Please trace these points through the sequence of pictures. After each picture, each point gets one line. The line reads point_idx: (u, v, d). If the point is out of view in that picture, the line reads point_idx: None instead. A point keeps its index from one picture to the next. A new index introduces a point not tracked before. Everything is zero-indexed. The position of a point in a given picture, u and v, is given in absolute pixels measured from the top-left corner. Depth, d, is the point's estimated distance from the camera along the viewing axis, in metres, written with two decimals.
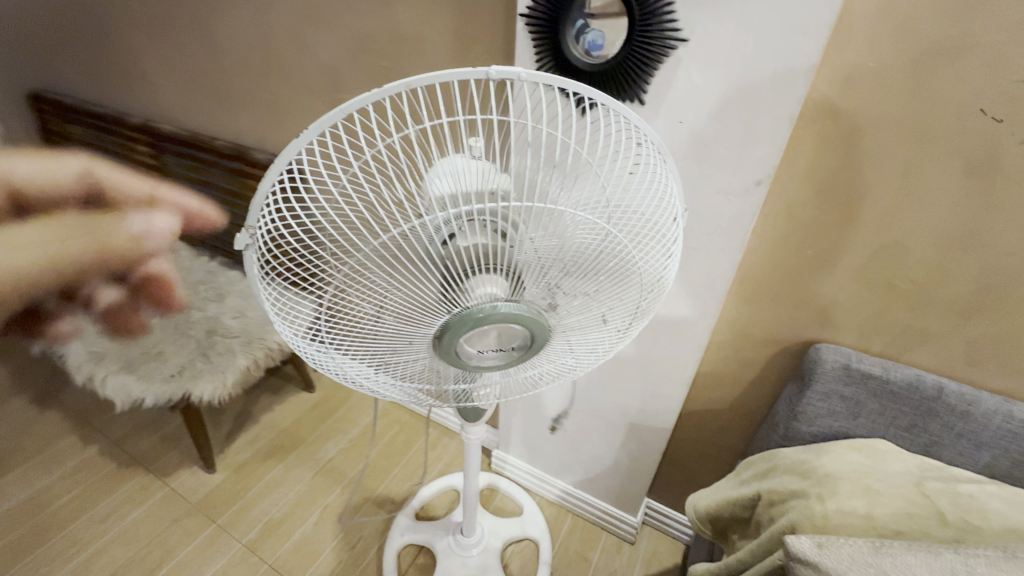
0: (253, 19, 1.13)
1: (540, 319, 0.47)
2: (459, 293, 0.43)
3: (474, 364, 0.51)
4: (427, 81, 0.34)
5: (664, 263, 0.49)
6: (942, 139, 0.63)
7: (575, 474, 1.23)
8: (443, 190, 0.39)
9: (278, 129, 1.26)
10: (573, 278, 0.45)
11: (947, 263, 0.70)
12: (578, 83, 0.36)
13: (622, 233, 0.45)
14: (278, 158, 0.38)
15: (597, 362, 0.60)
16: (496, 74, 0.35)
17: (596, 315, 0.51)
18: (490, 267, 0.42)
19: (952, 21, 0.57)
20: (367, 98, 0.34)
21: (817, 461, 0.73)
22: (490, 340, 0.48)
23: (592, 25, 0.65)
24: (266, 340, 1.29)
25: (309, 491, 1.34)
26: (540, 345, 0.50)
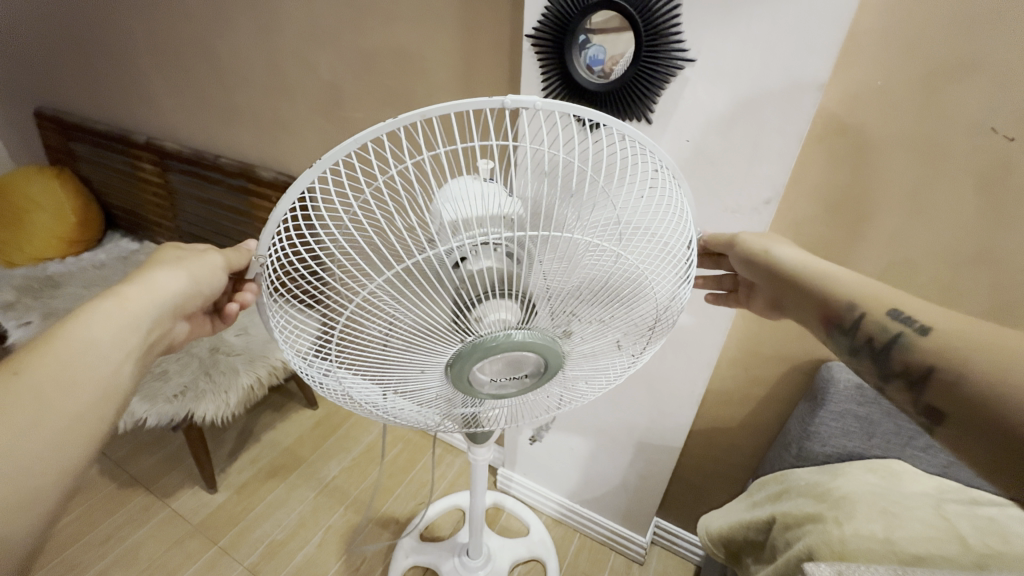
0: (256, 39, 1.14)
1: (553, 346, 0.46)
2: (471, 320, 0.42)
3: (485, 392, 0.51)
4: (442, 111, 0.34)
5: (678, 288, 0.48)
6: (952, 156, 0.63)
7: (581, 493, 1.21)
8: (456, 215, 0.39)
9: (282, 146, 1.26)
10: (587, 305, 0.45)
11: (960, 280, 0.69)
12: (594, 111, 0.36)
13: (636, 260, 0.44)
14: (291, 187, 0.37)
15: (608, 386, 0.60)
16: (511, 103, 0.35)
17: (609, 340, 0.51)
18: (503, 294, 0.41)
19: (959, 38, 0.57)
20: (382, 128, 0.34)
21: (831, 484, 0.71)
22: (502, 368, 0.47)
23: (593, 40, 0.66)
24: (269, 358, 1.28)
25: (311, 511, 1.32)
26: (553, 372, 0.50)
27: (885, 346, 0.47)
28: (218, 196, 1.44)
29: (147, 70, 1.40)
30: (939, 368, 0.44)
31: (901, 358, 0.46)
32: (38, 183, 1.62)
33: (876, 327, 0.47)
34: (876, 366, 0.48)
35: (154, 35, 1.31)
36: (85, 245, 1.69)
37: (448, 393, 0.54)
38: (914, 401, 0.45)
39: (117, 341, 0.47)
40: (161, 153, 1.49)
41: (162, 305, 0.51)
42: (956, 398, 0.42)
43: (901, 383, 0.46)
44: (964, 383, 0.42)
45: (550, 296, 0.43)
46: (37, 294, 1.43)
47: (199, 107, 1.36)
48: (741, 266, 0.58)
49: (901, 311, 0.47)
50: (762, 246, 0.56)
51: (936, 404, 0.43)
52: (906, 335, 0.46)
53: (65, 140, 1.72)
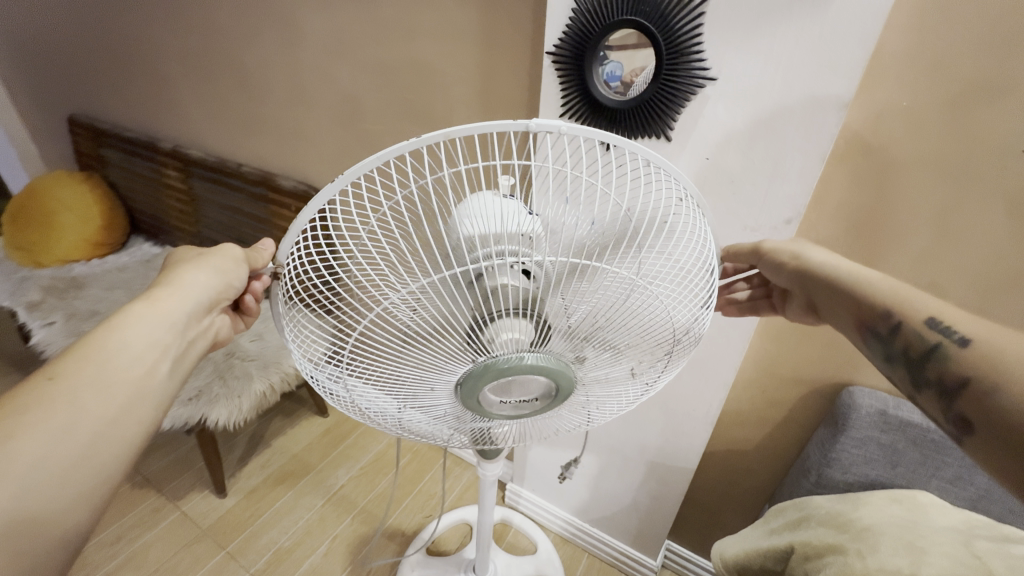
0: (281, 52, 1.17)
1: (565, 370, 0.45)
2: (482, 341, 0.42)
3: (496, 412, 0.50)
4: (467, 132, 0.34)
5: (695, 314, 0.47)
6: (984, 179, 0.61)
7: (590, 512, 1.19)
8: (473, 230, 0.40)
9: (303, 156, 1.29)
10: (603, 331, 0.44)
11: (990, 306, 0.67)
12: (619, 138, 0.35)
13: (655, 287, 0.44)
14: (312, 200, 0.38)
15: (621, 409, 0.59)
16: (536, 126, 0.34)
17: (623, 366, 0.50)
18: (515, 313, 0.41)
19: (991, 60, 0.56)
20: (405, 145, 0.34)
21: (853, 513, 0.69)
22: (514, 389, 0.47)
23: (611, 56, 0.66)
24: (283, 365, 1.29)
25: (319, 520, 1.31)
26: (565, 396, 0.49)
27: (923, 355, 0.43)
28: (239, 203, 1.47)
29: (176, 80, 1.44)
30: (977, 379, 0.39)
31: (937, 369, 0.42)
32: (67, 188, 1.67)
33: (914, 335, 0.44)
34: (908, 373, 0.45)
35: (182, 46, 1.35)
36: (109, 247, 1.74)
37: (457, 411, 0.54)
38: (945, 411, 0.41)
39: (154, 337, 0.48)
40: (186, 161, 1.52)
41: (196, 304, 0.52)
42: (996, 412, 0.38)
43: (934, 393, 0.42)
44: (1006, 397, 0.37)
45: (565, 318, 0.42)
46: (61, 295, 1.46)
47: (223, 117, 1.40)
48: (770, 273, 0.58)
49: (939, 320, 0.43)
50: (794, 251, 0.56)
51: (969, 415, 0.39)
52: (944, 346, 0.42)
53: (94, 145, 1.78)
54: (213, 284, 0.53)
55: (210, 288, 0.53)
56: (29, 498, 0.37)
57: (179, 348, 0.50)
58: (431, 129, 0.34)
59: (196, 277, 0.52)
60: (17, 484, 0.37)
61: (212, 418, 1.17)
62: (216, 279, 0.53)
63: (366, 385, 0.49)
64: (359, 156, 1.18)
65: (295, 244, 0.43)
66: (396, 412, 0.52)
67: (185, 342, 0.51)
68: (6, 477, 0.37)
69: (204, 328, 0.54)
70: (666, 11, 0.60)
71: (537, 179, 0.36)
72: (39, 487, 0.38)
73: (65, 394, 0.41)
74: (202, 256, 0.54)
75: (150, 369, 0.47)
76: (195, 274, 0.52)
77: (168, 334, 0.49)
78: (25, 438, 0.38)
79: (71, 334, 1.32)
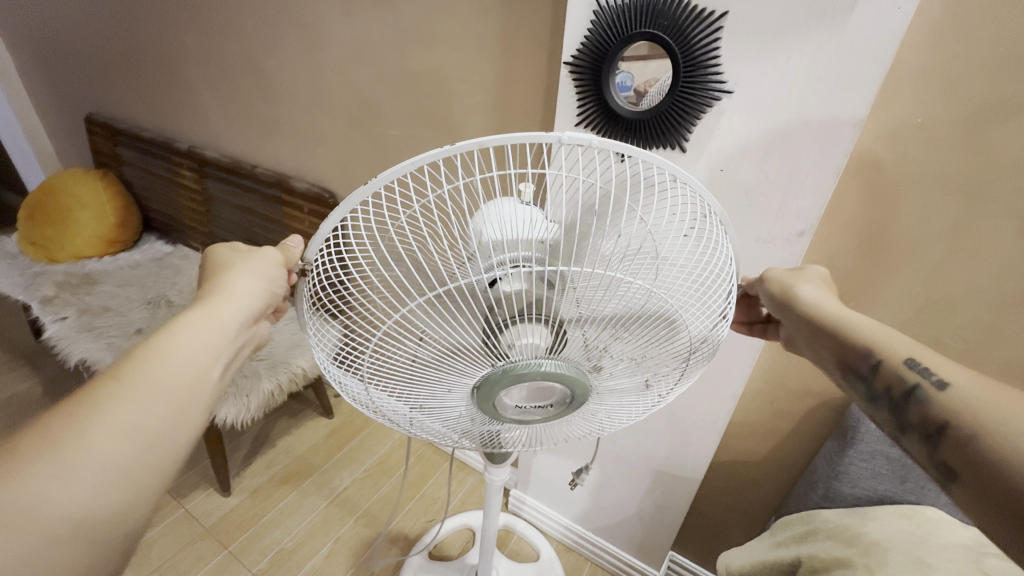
0: (300, 55, 1.19)
1: (582, 379, 0.46)
2: (500, 345, 0.43)
3: (509, 417, 0.51)
4: (500, 142, 0.35)
5: (711, 326, 0.48)
6: (1001, 196, 0.61)
7: (594, 520, 1.19)
8: (492, 235, 0.40)
9: (318, 159, 1.31)
10: (622, 340, 0.45)
11: (1001, 322, 0.67)
12: (647, 152, 0.36)
13: (674, 300, 0.44)
14: (341, 203, 0.39)
15: (634, 420, 0.60)
16: (566, 138, 0.35)
17: (641, 377, 0.51)
18: (533, 318, 0.42)
19: (1005, 79, 0.56)
20: (439, 153, 0.35)
21: (861, 527, 0.69)
22: (528, 395, 0.48)
23: (621, 67, 0.68)
24: (290, 365, 1.30)
25: (321, 521, 1.31)
26: (578, 404, 0.50)
27: (902, 395, 0.43)
28: (253, 204, 1.49)
29: (196, 82, 1.46)
30: (954, 422, 0.39)
31: (918, 411, 0.42)
32: (84, 184, 1.69)
33: (893, 374, 0.44)
34: (894, 417, 0.44)
35: (203, 47, 1.38)
36: (122, 244, 1.76)
37: (472, 416, 0.54)
38: (930, 454, 0.40)
39: (209, 344, 0.49)
40: (202, 161, 1.55)
41: (247, 312, 0.53)
42: (973, 454, 0.37)
43: (918, 437, 0.42)
44: (981, 441, 0.37)
45: (581, 329, 0.43)
46: (74, 291, 1.48)
47: (240, 118, 1.42)
48: (765, 299, 0.58)
49: (918, 361, 0.44)
50: (784, 285, 0.56)
51: (950, 460, 0.38)
52: (923, 387, 0.42)
53: (111, 143, 1.81)
54: (260, 293, 0.54)
55: (258, 296, 0.54)
56: (103, 493, 0.38)
57: (229, 354, 0.51)
58: (466, 137, 0.35)
59: (241, 283, 0.54)
60: (90, 479, 0.38)
61: (223, 416, 1.18)
62: (261, 286, 0.55)
63: (384, 386, 0.50)
64: (374, 161, 1.20)
65: (323, 246, 0.44)
66: (413, 414, 0.53)
67: (235, 347, 0.52)
68: (82, 470, 0.38)
69: (250, 336, 0.56)
70: (683, 25, 0.61)
71: (564, 189, 0.37)
72: (111, 482, 0.39)
73: (134, 395, 0.42)
74: (246, 264, 0.55)
75: (204, 373, 0.48)
76: (239, 280, 0.54)
77: (222, 341, 0.50)
78: (102, 431, 0.40)
79: (85, 329, 1.34)
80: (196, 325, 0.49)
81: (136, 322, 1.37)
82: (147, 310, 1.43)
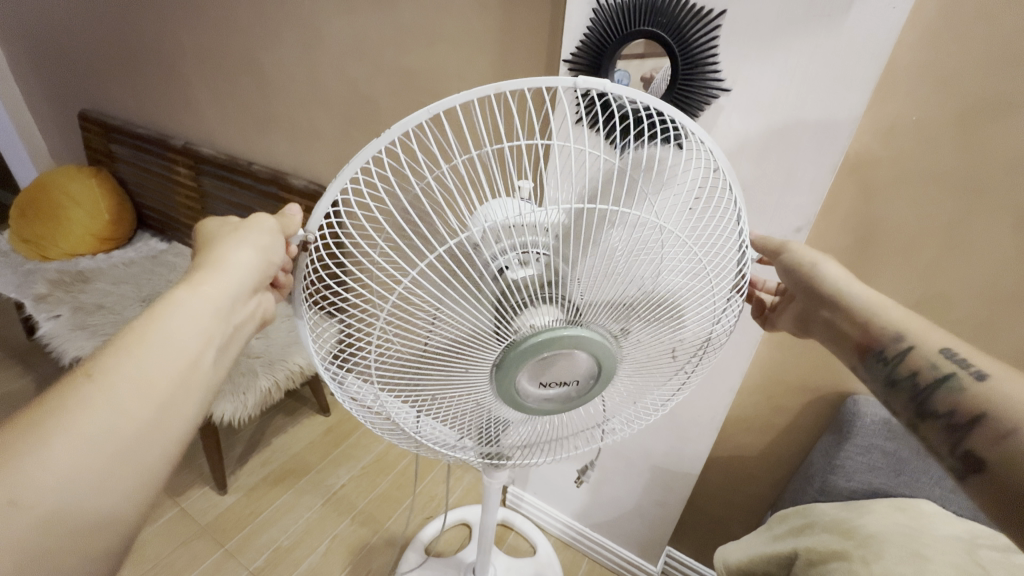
0: (298, 51, 1.18)
1: (608, 346, 0.46)
2: (510, 326, 0.43)
3: (530, 401, 0.50)
4: (517, 87, 0.37)
5: (720, 304, 0.49)
6: (994, 192, 0.62)
7: (591, 516, 1.20)
8: (495, 220, 0.40)
9: (316, 157, 1.31)
10: (636, 313, 0.46)
11: (994, 318, 0.68)
12: (656, 101, 0.39)
13: (682, 276, 0.45)
14: (350, 162, 0.38)
15: (656, 408, 0.60)
16: (580, 83, 0.38)
17: (655, 352, 0.51)
18: (544, 294, 0.43)
19: (1000, 77, 0.57)
20: (455, 99, 0.36)
21: (859, 520, 0.70)
22: (552, 371, 0.47)
23: (618, 65, 0.68)
24: (287, 362, 1.29)
25: (319, 519, 1.31)
26: (605, 379, 0.49)
27: (934, 384, 0.45)
28: (250, 202, 1.48)
29: (192, 79, 1.46)
30: (988, 413, 0.42)
31: (949, 399, 0.44)
32: (78, 182, 1.68)
33: (927, 362, 0.46)
34: (912, 403, 0.46)
35: (199, 44, 1.37)
36: (116, 242, 1.75)
37: (482, 405, 0.53)
38: (952, 446, 0.43)
39: (195, 326, 0.48)
40: (198, 158, 1.54)
41: (239, 288, 0.51)
42: (1009, 448, 0.39)
43: (941, 424, 0.44)
44: (1022, 435, 0.39)
45: (592, 296, 0.43)
46: (68, 288, 1.47)
47: (237, 114, 1.41)
48: (783, 273, 0.57)
49: (953, 351, 0.46)
50: (810, 258, 0.55)
51: (979, 451, 0.41)
52: (958, 376, 0.44)
53: (105, 140, 1.79)
54: (254, 269, 0.53)
55: (252, 273, 0.52)
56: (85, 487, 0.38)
57: (222, 337, 0.51)
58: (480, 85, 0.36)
59: (240, 257, 0.52)
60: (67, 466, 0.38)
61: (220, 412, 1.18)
62: (258, 261, 0.53)
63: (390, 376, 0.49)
64: None
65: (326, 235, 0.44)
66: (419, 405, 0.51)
67: (228, 329, 0.51)
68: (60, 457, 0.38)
69: (250, 313, 0.56)
70: (682, 22, 0.62)
71: (572, 141, 0.38)
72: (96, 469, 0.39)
73: (108, 387, 0.41)
74: (237, 236, 0.53)
75: (195, 356, 0.47)
76: (236, 255, 0.52)
77: (209, 323, 0.49)
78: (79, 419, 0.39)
79: (78, 327, 1.33)
80: (181, 305, 0.47)
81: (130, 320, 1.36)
82: (143, 307, 1.42)
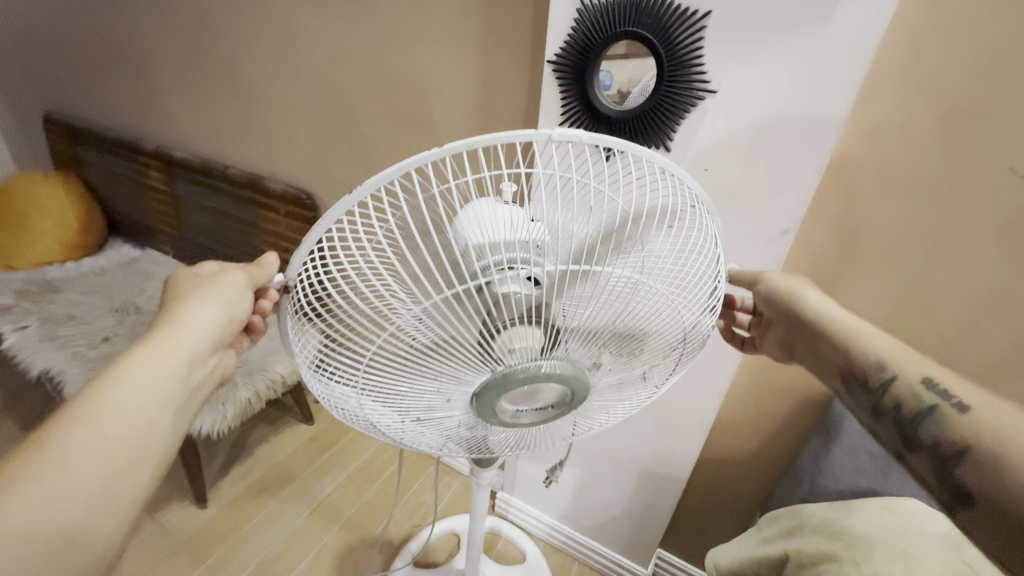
0: (274, 52, 1.15)
1: (581, 375, 0.46)
2: (495, 352, 0.42)
3: (508, 420, 0.50)
4: (490, 142, 0.33)
5: (703, 323, 0.49)
6: (978, 196, 0.63)
7: (582, 520, 1.19)
8: (477, 236, 0.39)
9: (294, 160, 1.27)
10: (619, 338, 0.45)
11: (977, 319, 0.69)
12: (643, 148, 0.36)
13: (668, 299, 0.45)
14: (321, 219, 0.36)
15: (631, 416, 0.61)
16: (555, 136, 0.34)
17: (636, 371, 0.51)
18: (529, 322, 0.41)
19: (981, 80, 0.58)
20: (426, 156, 0.33)
21: (846, 521, 0.70)
22: (529, 396, 0.47)
23: (603, 66, 0.68)
24: (268, 372, 1.26)
25: (304, 530, 1.28)
26: (579, 402, 0.49)
27: (917, 414, 0.45)
28: (226, 206, 1.43)
29: (163, 80, 1.41)
30: (974, 445, 0.41)
31: (933, 431, 0.43)
32: (45, 188, 1.62)
33: (908, 391, 0.46)
34: (897, 431, 0.46)
35: (170, 44, 1.32)
36: (87, 250, 1.68)
37: (468, 425, 0.53)
38: (938, 476, 0.42)
39: (155, 388, 0.45)
40: (170, 162, 1.49)
41: (199, 343, 0.49)
42: (995, 480, 0.39)
43: (927, 456, 0.43)
44: (1008, 466, 0.38)
45: (575, 327, 0.43)
46: (35, 298, 1.41)
47: (211, 116, 1.37)
48: (763, 302, 0.60)
49: (936, 381, 0.45)
50: (788, 287, 0.57)
51: (967, 484, 0.40)
52: (942, 408, 0.43)
53: (72, 144, 1.72)
54: (217, 322, 0.50)
55: (214, 326, 0.50)
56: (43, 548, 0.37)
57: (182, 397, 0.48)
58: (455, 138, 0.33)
59: (200, 313, 0.49)
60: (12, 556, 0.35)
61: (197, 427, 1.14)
62: (221, 312, 0.50)
63: (378, 404, 0.49)
64: (354, 162, 1.17)
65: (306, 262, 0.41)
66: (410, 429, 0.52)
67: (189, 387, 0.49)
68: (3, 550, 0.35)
69: (211, 368, 0.53)
70: (666, 24, 0.61)
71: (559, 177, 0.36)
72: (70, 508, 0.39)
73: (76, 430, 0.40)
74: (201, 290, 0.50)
75: (157, 419, 0.45)
76: (197, 310, 0.50)
77: (169, 384, 0.46)
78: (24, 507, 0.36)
79: (46, 339, 1.28)
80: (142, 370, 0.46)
81: (102, 330, 1.31)
82: (115, 317, 1.37)
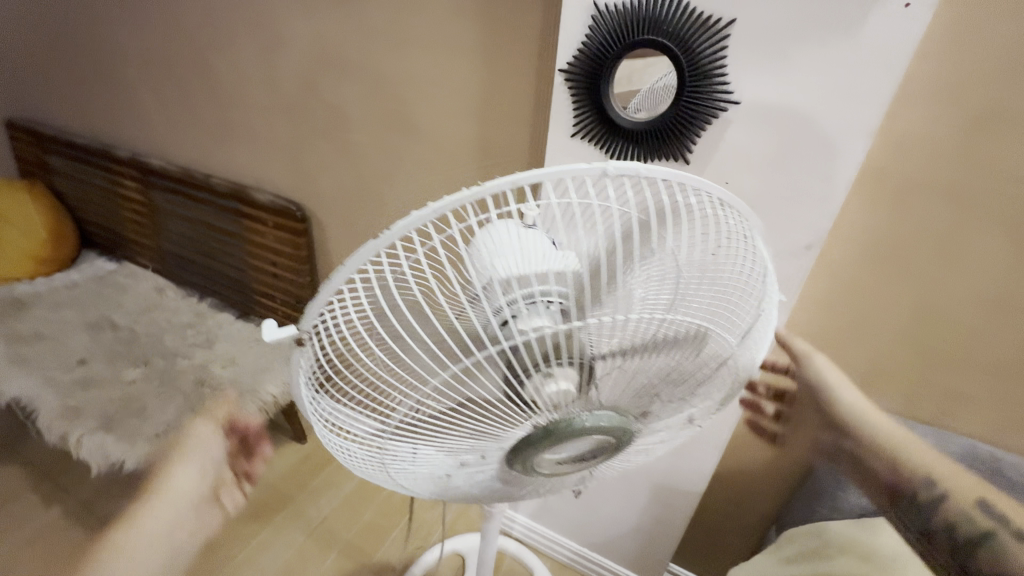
0: (258, 56, 1.09)
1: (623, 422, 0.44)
2: (536, 404, 0.39)
3: (548, 471, 0.47)
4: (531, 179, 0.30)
5: (749, 361, 0.46)
6: (999, 206, 0.62)
7: (589, 536, 1.16)
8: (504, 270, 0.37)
9: (281, 169, 1.21)
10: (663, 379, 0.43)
11: (994, 328, 0.68)
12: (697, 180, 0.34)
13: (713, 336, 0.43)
14: (342, 266, 0.32)
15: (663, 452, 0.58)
16: (612, 169, 0.30)
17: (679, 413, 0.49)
18: (572, 371, 0.39)
19: (1007, 89, 0.56)
20: (466, 196, 0.29)
21: (869, 541, 0.69)
22: (570, 446, 0.44)
23: (615, 76, 0.65)
24: (258, 393, 1.20)
25: (300, 556, 1.23)
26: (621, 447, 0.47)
27: (974, 541, 0.48)
28: (207, 217, 1.36)
29: (137, 84, 1.33)
30: None
31: (989, 559, 0.47)
32: (10, 199, 1.52)
33: (963, 516, 0.49)
34: (950, 551, 0.50)
35: (144, 47, 1.25)
36: (59, 264, 1.57)
37: (501, 477, 0.49)
38: None
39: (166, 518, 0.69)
40: (146, 170, 1.40)
41: (186, 498, 0.71)
42: None
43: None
44: None
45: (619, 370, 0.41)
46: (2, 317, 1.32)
47: (190, 123, 1.30)
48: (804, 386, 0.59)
49: (993, 506, 0.49)
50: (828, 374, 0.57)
51: None
52: (998, 535, 0.47)
53: (38, 151, 1.62)
54: (199, 475, 0.73)
55: (197, 478, 0.73)
56: None
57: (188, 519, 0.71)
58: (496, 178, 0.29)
59: (172, 489, 0.71)
60: None
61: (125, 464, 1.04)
62: (198, 466, 0.74)
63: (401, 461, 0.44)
64: (345, 171, 1.12)
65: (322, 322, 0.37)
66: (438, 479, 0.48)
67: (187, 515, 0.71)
68: None
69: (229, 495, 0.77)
70: (686, 34, 0.58)
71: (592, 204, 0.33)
72: None
73: (124, 552, 0.65)
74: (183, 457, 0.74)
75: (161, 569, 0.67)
76: (172, 475, 0.71)
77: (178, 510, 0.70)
78: None
79: (15, 361, 1.19)
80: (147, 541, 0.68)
81: (77, 351, 1.24)
82: (90, 336, 1.29)
